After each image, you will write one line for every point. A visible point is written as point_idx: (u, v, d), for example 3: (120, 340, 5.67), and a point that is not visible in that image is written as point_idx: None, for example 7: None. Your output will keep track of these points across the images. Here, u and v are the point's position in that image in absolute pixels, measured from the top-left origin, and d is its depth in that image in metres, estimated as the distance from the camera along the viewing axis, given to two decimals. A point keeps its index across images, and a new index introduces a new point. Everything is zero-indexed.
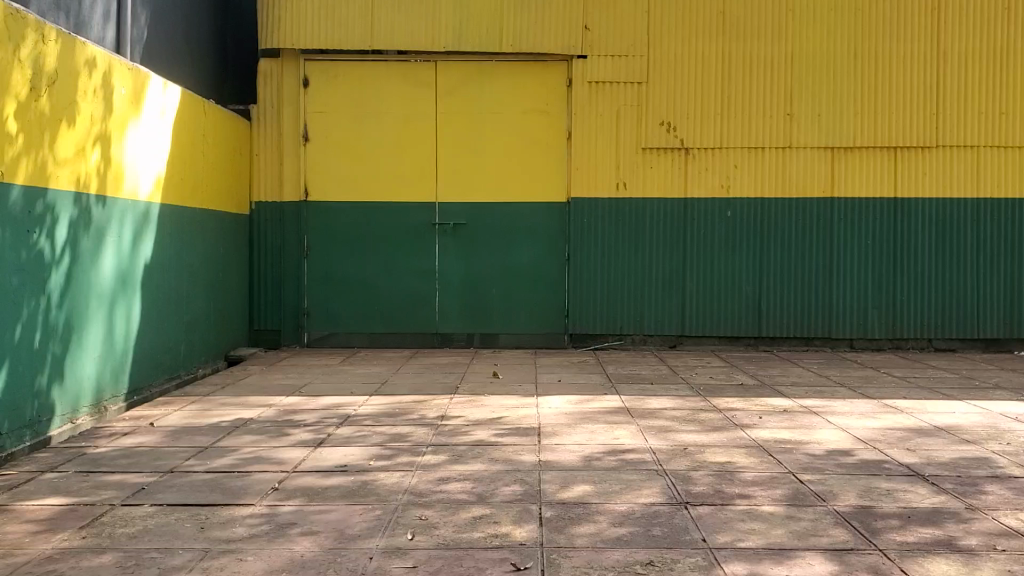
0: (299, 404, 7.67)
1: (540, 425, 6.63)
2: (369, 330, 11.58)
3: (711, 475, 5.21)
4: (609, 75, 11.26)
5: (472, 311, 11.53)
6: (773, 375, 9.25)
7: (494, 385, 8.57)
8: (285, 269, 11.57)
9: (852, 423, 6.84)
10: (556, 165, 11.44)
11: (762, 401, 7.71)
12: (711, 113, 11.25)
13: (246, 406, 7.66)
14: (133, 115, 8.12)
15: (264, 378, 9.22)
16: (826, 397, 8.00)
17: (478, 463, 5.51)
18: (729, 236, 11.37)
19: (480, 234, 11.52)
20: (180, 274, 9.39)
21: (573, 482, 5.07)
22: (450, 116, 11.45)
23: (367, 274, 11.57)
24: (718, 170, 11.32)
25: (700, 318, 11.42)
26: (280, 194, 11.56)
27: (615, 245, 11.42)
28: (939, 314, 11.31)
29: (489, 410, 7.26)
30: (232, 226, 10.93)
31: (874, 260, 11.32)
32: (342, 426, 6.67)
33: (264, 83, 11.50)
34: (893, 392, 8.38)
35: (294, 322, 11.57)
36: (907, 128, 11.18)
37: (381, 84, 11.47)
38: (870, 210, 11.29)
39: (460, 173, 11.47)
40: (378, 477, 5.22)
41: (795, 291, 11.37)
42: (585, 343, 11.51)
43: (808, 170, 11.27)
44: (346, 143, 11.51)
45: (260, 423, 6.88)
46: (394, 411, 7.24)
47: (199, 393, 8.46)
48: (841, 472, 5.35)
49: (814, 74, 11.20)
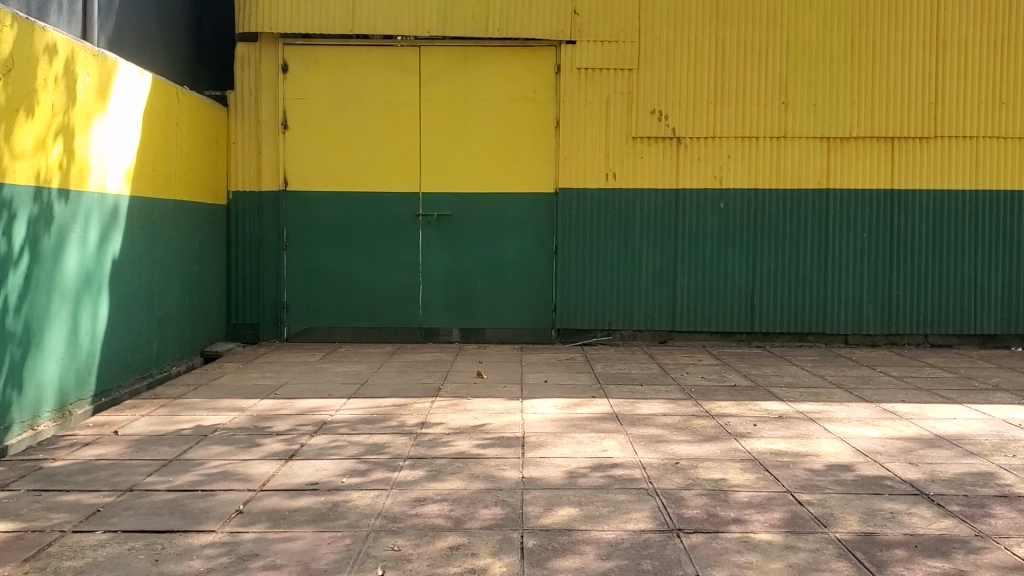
0: (273, 409, 7.34)
1: (525, 434, 6.32)
2: (350, 324, 11.24)
3: (704, 496, 4.91)
4: (598, 61, 10.90)
5: (456, 305, 11.21)
6: (767, 375, 8.96)
7: (478, 387, 8.25)
8: (264, 261, 11.21)
9: (851, 431, 6.55)
10: (544, 155, 11.09)
11: (757, 405, 7.42)
12: (704, 102, 10.91)
13: (218, 410, 7.32)
14: (99, 107, 7.74)
15: (239, 377, 8.88)
16: (823, 401, 7.71)
17: (458, 480, 5.20)
18: (721, 229, 11.06)
19: (465, 225, 11.17)
20: (153, 268, 9.01)
21: (558, 503, 4.76)
22: (435, 103, 11.07)
23: (348, 267, 11.22)
24: (710, 161, 10.99)
25: (691, 313, 11.12)
26: (258, 184, 11.19)
27: (604, 238, 11.09)
28: (935, 309, 11.03)
29: (473, 416, 6.93)
30: (208, 217, 10.56)
31: (870, 254, 11.03)
32: (317, 435, 6.35)
33: (241, 68, 11.10)
34: (891, 394, 8.10)
35: (274, 315, 11.24)
36: (905, 118, 10.86)
37: (363, 70, 11.08)
38: (866, 203, 10.99)
39: (445, 162, 11.11)
40: (351, 498, 4.90)
41: (788, 286, 11.07)
42: (574, 339, 11.19)
43: (803, 161, 10.96)
44: (327, 131, 11.13)
45: (231, 431, 6.55)
46: (373, 417, 6.92)
47: (171, 395, 8.12)
48: (841, 492, 5.06)
49: (810, 62, 10.85)
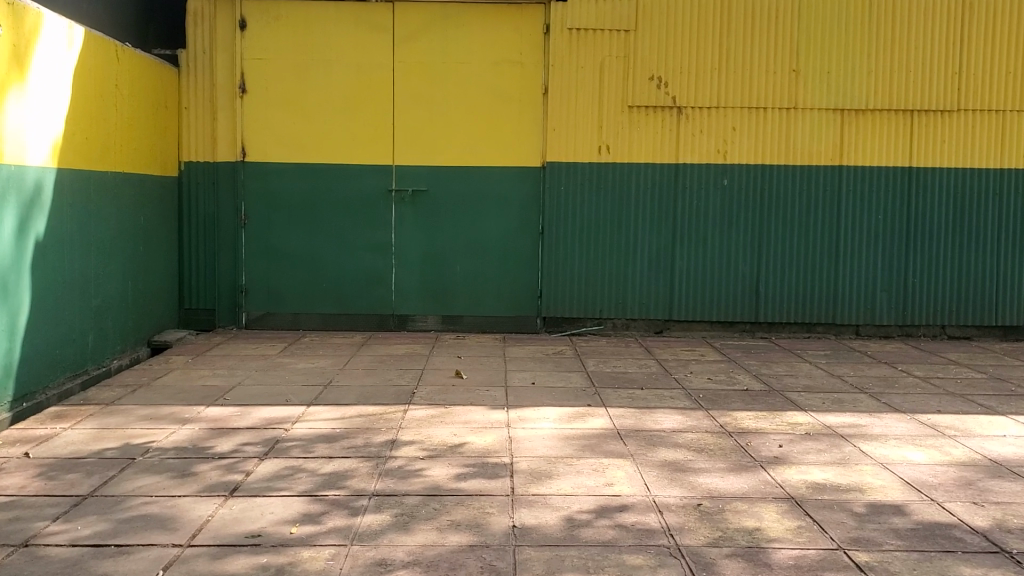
0: (221, 419, 6.31)
1: (517, 459, 5.37)
2: (317, 310, 10.20)
3: (739, 557, 3.97)
4: (591, 22, 9.84)
5: (433, 290, 10.19)
6: (780, 375, 8.02)
7: (458, 390, 7.25)
8: (220, 240, 10.12)
9: (893, 457, 5.63)
10: (531, 125, 10.03)
11: (780, 418, 6.56)
12: (707, 69, 9.89)
13: (157, 421, 6.29)
14: (16, 76, 6.63)
15: (185, 376, 7.82)
16: (850, 412, 6.78)
17: (432, 532, 4.21)
18: (725, 208, 10.07)
19: (443, 202, 10.11)
20: (87, 249, 7.90)
21: (560, 571, 3.79)
22: (410, 67, 9.97)
23: (314, 247, 10.16)
24: (713, 134, 9.97)
25: (691, 301, 10.16)
26: (213, 154, 10.07)
27: (596, 218, 10.09)
28: (955, 297, 10.14)
29: (451, 433, 5.94)
30: (157, 191, 9.45)
31: (885, 237, 10.08)
32: (267, 461, 5.35)
33: (195, 24, 9.96)
34: (922, 402, 7.18)
35: (231, 300, 10.18)
36: (927, 89, 9.90)
37: (331, 29, 9.94)
38: (884, 181, 10.03)
39: (420, 132, 10.03)
40: (299, 560, 3.92)
41: (797, 272, 10.12)
42: (561, 328, 10.24)
43: (816, 134, 9.96)
44: (290, 96, 10.00)
45: (166, 453, 5.53)
46: (337, 434, 5.92)
47: (105, 399, 7.08)
48: (904, 549, 4.12)
49: (825, 25, 9.84)
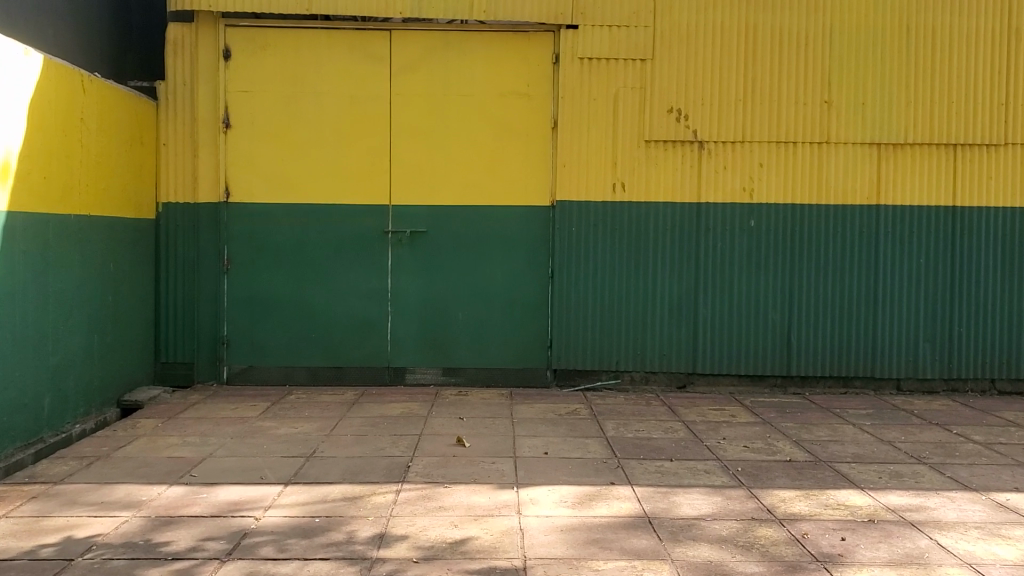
0: (182, 504, 5.39)
1: (529, 561, 4.46)
2: (306, 364, 9.32)
3: None
4: (605, 50, 9.05)
5: (434, 341, 9.31)
6: (823, 442, 7.10)
7: (459, 463, 6.33)
8: (200, 287, 9.26)
9: (981, 555, 4.70)
10: (539, 161, 9.21)
11: (833, 499, 5.64)
12: (731, 99, 9.08)
13: (107, 506, 5.38)
14: None
15: (151, 445, 6.91)
16: (913, 490, 5.85)
17: None
18: (752, 251, 9.21)
19: (445, 246, 9.27)
20: (44, 301, 7.04)
21: None
22: (408, 99, 9.18)
23: (303, 294, 9.30)
24: (739, 170, 9.14)
25: (716, 353, 9.26)
26: (194, 194, 9.25)
27: (610, 262, 9.23)
28: (1004, 349, 9.23)
29: (450, 523, 5.01)
30: (129, 234, 8.60)
31: (928, 282, 9.20)
32: (229, 564, 4.44)
33: (174, 54, 9.19)
34: (994, 475, 6.25)
35: (212, 353, 9.29)
36: (971, 122, 9.09)
37: (322, 58, 9.17)
38: (925, 222, 9.17)
39: (420, 169, 9.21)
40: None
41: (832, 320, 9.23)
42: (573, 382, 9.33)
43: (850, 171, 9.13)
44: (279, 131, 9.20)
45: (111, 553, 4.62)
46: (316, 525, 5.00)
47: (56, 475, 6.16)
48: None
49: (859, 53, 9.04)
